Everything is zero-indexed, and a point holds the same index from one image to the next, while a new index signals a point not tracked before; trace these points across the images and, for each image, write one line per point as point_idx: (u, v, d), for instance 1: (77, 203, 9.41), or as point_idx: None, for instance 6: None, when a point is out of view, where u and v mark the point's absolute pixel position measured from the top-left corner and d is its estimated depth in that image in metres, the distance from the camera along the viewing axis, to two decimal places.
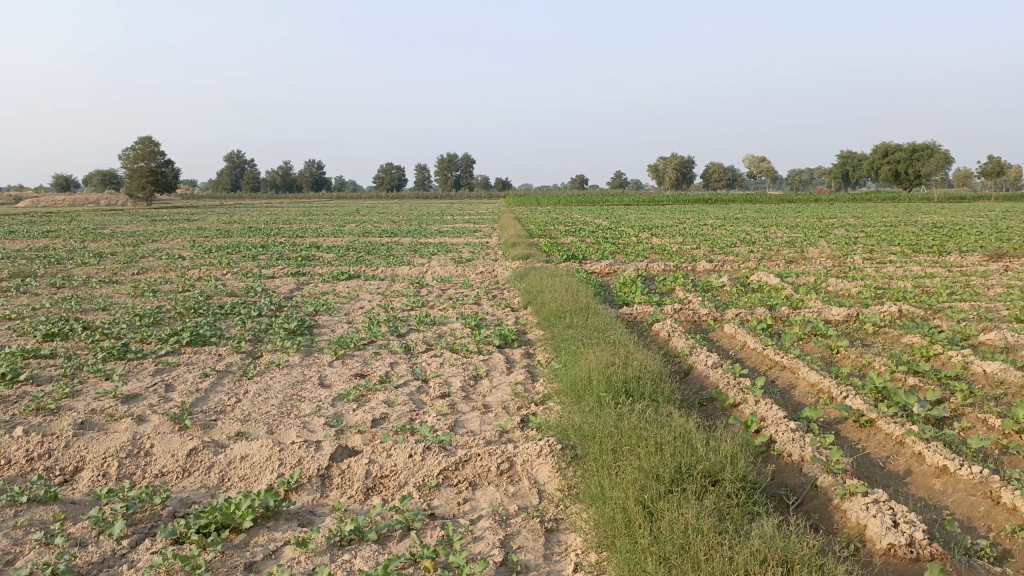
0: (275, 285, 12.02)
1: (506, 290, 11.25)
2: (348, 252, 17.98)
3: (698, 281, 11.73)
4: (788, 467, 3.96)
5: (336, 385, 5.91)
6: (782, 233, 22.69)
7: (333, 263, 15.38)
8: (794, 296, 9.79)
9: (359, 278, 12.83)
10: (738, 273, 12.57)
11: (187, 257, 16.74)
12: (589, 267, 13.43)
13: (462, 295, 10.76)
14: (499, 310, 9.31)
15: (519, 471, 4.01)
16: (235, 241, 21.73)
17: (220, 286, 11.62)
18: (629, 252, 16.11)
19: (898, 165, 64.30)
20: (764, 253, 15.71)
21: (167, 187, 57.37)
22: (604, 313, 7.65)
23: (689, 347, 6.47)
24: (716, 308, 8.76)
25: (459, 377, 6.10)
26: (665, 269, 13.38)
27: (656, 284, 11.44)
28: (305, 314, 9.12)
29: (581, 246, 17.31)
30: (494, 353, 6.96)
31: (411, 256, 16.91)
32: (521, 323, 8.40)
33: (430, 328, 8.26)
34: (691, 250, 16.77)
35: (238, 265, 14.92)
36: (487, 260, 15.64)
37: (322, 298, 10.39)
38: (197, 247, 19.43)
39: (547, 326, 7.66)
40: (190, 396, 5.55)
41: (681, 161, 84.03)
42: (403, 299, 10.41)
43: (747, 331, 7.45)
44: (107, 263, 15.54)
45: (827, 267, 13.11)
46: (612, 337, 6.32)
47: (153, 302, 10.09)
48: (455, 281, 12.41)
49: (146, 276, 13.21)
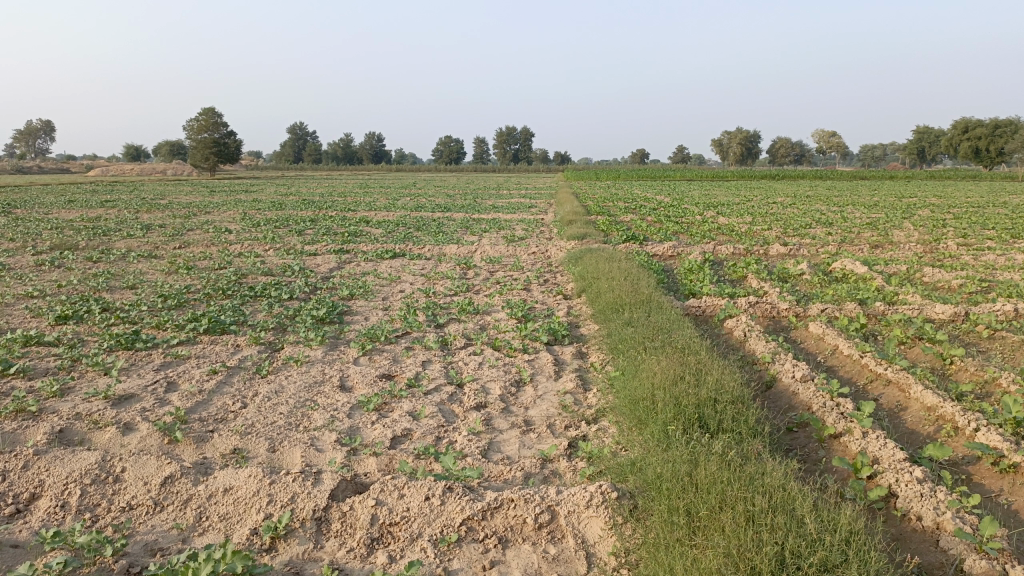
0: (315, 262, 11.35)
1: (559, 274, 10.36)
2: (398, 228, 17.30)
3: (773, 268, 10.61)
4: (916, 536, 3.01)
5: (357, 390, 5.12)
6: (859, 213, 21.12)
7: (380, 240, 14.67)
8: (885, 288, 8.65)
9: (405, 257, 12.07)
10: (817, 259, 11.39)
11: (233, 231, 16.23)
12: (651, 249, 12.42)
13: (512, 279, 9.89)
14: (551, 299, 8.43)
15: (562, 526, 3.15)
16: (286, 215, 21.26)
17: (257, 263, 11.00)
18: (695, 233, 14.97)
19: (981, 141, 60.68)
20: (844, 236, 14.40)
21: (229, 158, 57.79)
22: (669, 308, 6.68)
23: (771, 354, 5.50)
24: (797, 302, 7.71)
25: (500, 383, 5.25)
26: (734, 252, 12.29)
27: (726, 270, 10.37)
28: (339, 298, 8.39)
29: (642, 225, 16.23)
30: (542, 352, 6.08)
31: (463, 232, 16.13)
32: (574, 315, 7.51)
33: (473, 318, 7.42)
34: (761, 231, 15.58)
35: (282, 241, 14.34)
36: (541, 238, 14.75)
37: (361, 280, 9.66)
38: (247, 220, 19.01)
39: (604, 320, 6.74)
40: (189, 400, 4.84)
41: (747, 136, 81.15)
42: (447, 283, 9.61)
43: (837, 333, 6.42)
44: (152, 235, 15.15)
45: (918, 254, 11.84)
46: (680, 339, 5.38)
47: (184, 281, 9.50)
48: (505, 262, 11.56)
49: (186, 250, 12.72)
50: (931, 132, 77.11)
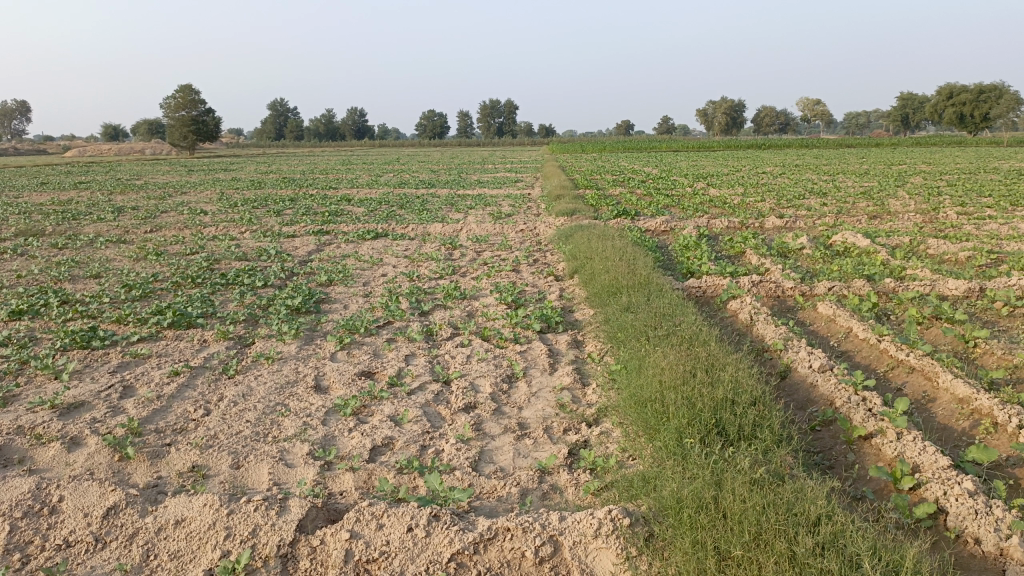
0: (293, 245, 10.81)
1: (549, 253, 9.89)
2: (380, 206, 16.74)
3: (772, 243, 10.17)
4: (977, 565, 2.60)
5: (334, 391, 4.65)
6: (852, 181, 20.73)
7: (362, 219, 14.12)
8: (892, 263, 8.24)
9: (387, 237, 11.55)
10: (817, 232, 10.98)
11: (208, 212, 15.61)
12: (642, 224, 11.96)
13: (500, 260, 9.41)
14: (541, 281, 7.98)
15: (567, 561, 2.72)
16: (265, 194, 20.61)
17: (232, 248, 10.44)
18: (688, 206, 14.50)
19: (966, 107, 60.40)
20: (840, 207, 13.98)
21: (208, 135, 56.59)
22: (669, 290, 6.23)
23: (783, 341, 5.08)
24: (801, 279, 7.29)
25: (491, 380, 4.80)
26: (729, 226, 11.85)
27: (723, 246, 9.93)
28: (316, 284, 7.89)
29: (632, 199, 15.76)
30: (536, 342, 5.63)
31: (447, 210, 15.60)
32: (567, 299, 7.05)
33: (460, 304, 6.96)
34: (754, 202, 15.16)
35: (260, 222, 13.77)
36: (528, 215, 14.25)
37: (340, 263, 9.15)
38: (224, 201, 18.36)
39: (600, 305, 6.29)
40: (146, 408, 4.36)
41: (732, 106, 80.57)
42: (432, 265, 9.12)
43: (850, 314, 6.01)
44: (124, 219, 14.53)
45: (919, 225, 11.45)
46: (686, 326, 4.94)
47: (152, 268, 8.95)
48: (492, 241, 11.07)
49: (158, 234, 12.13)
50: (916, 98, 76.77)
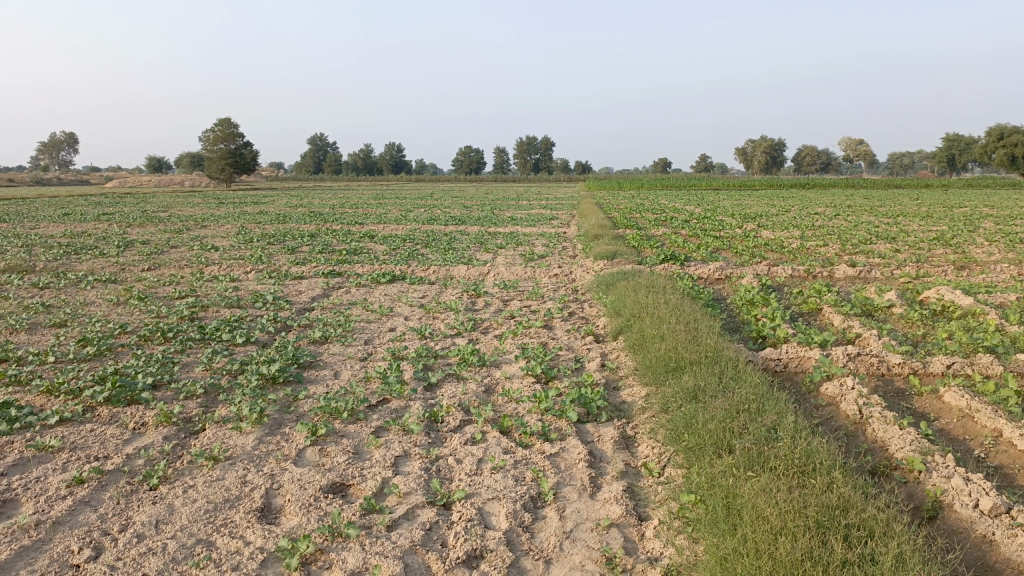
0: (297, 289, 9.56)
1: (588, 304, 8.53)
2: (404, 243, 15.55)
3: (849, 298, 8.68)
4: None
5: (286, 519, 3.29)
6: (915, 225, 19.08)
7: (381, 259, 12.90)
8: (1011, 329, 6.71)
9: (405, 281, 10.26)
10: (898, 284, 9.48)
11: (220, 248, 14.53)
12: (693, 271, 10.54)
13: (529, 313, 8.04)
14: (579, 343, 6.59)
15: None
16: (286, 229, 19.59)
17: (227, 291, 9.22)
18: (741, 250, 13.04)
19: (1018, 149, 58.03)
20: (915, 254, 12.41)
21: (245, 168, 56.60)
22: (747, 368, 4.81)
23: (923, 460, 3.61)
24: (906, 352, 5.80)
25: (508, 506, 3.40)
26: (793, 276, 10.39)
27: (793, 301, 8.46)
28: (308, 341, 6.59)
29: (678, 241, 14.35)
30: (571, 439, 4.22)
31: (475, 250, 14.35)
32: (611, 369, 5.65)
33: (478, 375, 5.58)
34: (815, 247, 13.66)
35: (270, 261, 12.61)
36: (563, 257, 12.91)
37: (343, 314, 7.85)
38: (240, 236, 17.32)
39: (658, 385, 4.87)
40: (12, 546, 3.04)
41: (772, 145, 79.10)
42: (450, 318, 7.79)
43: (992, 407, 4.51)
44: (127, 255, 13.48)
45: (1017, 278, 9.87)
46: (786, 433, 3.53)
47: (127, 316, 7.75)
48: (523, 288, 9.74)
49: (154, 274, 10.97)
50: (963, 138, 74.52)
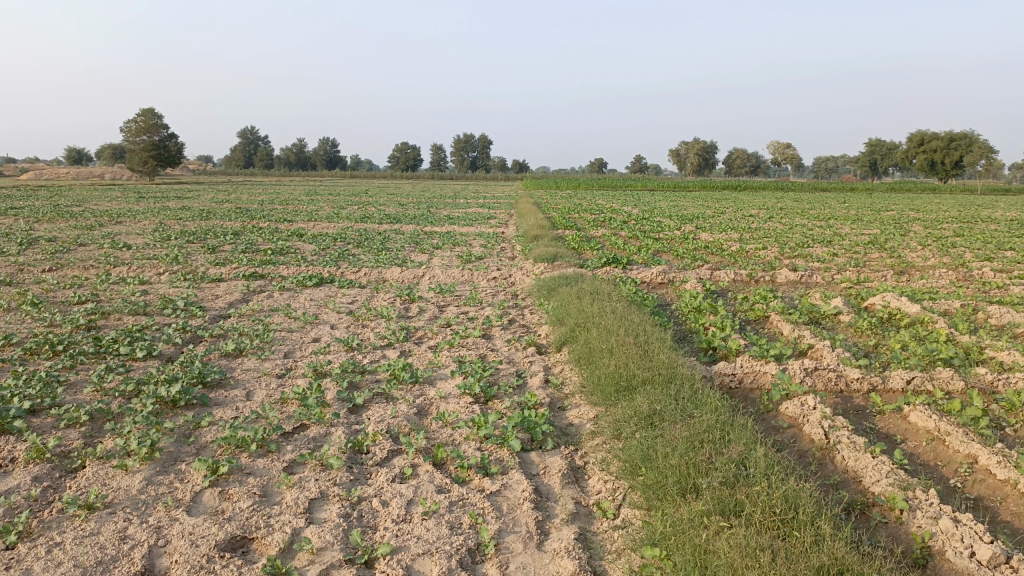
0: (214, 293, 8.82)
1: (528, 310, 8.06)
2: (334, 243, 14.82)
3: (795, 305, 8.44)
4: None
5: None
6: (848, 229, 19.33)
7: (309, 259, 12.18)
8: (962, 339, 6.52)
9: (333, 285, 9.61)
10: (841, 290, 9.32)
11: (134, 247, 13.55)
12: (635, 275, 10.20)
13: (466, 320, 7.53)
14: (520, 355, 6.10)
15: None
16: (209, 226, 18.56)
17: (135, 296, 8.42)
18: (682, 253, 12.79)
19: (936, 154, 60.26)
20: (853, 258, 12.39)
21: (170, 162, 54.43)
22: (704, 387, 4.41)
23: (905, 497, 3.25)
24: (864, 365, 5.50)
25: (442, 562, 2.88)
26: (737, 281, 10.15)
27: (739, 308, 8.16)
28: (220, 354, 5.93)
29: (618, 243, 14.02)
30: (514, 473, 3.73)
31: (410, 250, 13.75)
32: (555, 386, 5.18)
33: (410, 393, 5.04)
34: (755, 250, 13.53)
35: (188, 261, 11.75)
36: (501, 259, 12.43)
37: (263, 322, 7.19)
38: (158, 233, 16.29)
39: (608, 408, 4.42)
40: None
41: (705, 147, 80.38)
42: (381, 326, 7.21)
43: (962, 429, 4.21)
44: (28, 253, 12.41)
45: (956, 284, 9.83)
46: (758, 469, 3.13)
47: (14, 325, 6.91)
48: (459, 292, 9.22)
49: (55, 275, 10.03)
50: (884, 144, 77.11)
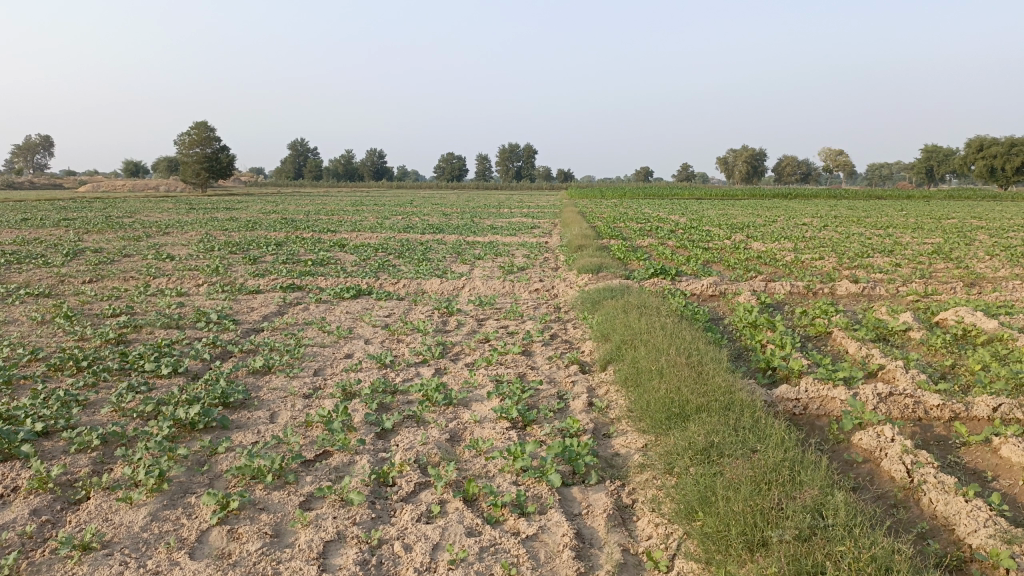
0: (250, 306, 8.62)
1: (571, 325, 7.66)
2: (376, 254, 14.63)
3: (859, 320, 7.87)
4: None
5: None
6: (909, 237, 18.48)
7: (349, 270, 11.97)
8: None
9: (371, 297, 9.34)
10: (908, 304, 8.70)
11: (176, 258, 13.54)
12: (685, 287, 9.72)
13: (506, 335, 7.16)
14: (562, 374, 5.71)
15: None
16: (253, 236, 18.58)
17: (169, 309, 8.25)
18: (734, 264, 12.24)
19: (997, 160, 58.03)
20: (918, 269, 11.71)
21: (220, 174, 55.40)
22: (765, 415, 3.96)
23: (1013, 555, 2.76)
24: (942, 390, 4.97)
25: None
26: (793, 293, 9.59)
27: (797, 323, 7.64)
28: (247, 372, 5.66)
29: (665, 253, 13.52)
30: (553, 513, 3.33)
31: (452, 261, 13.47)
32: (600, 410, 4.78)
33: (442, 417, 4.68)
34: (810, 260, 12.92)
35: (227, 272, 11.64)
36: (544, 270, 12.05)
37: (295, 336, 6.93)
38: (202, 244, 16.31)
39: (659, 437, 4.00)
40: None
41: (753, 155, 78.89)
42: (417, 341, 6.89)
43: None
44: (73, 264, 12.44)
45: None
46: (839, 520, 2.70)
47: (45, 338, 6.77)
48: (500, 305, 8.88)
49: (95, 287, 9.97)
50: (940, 150, 74.71)
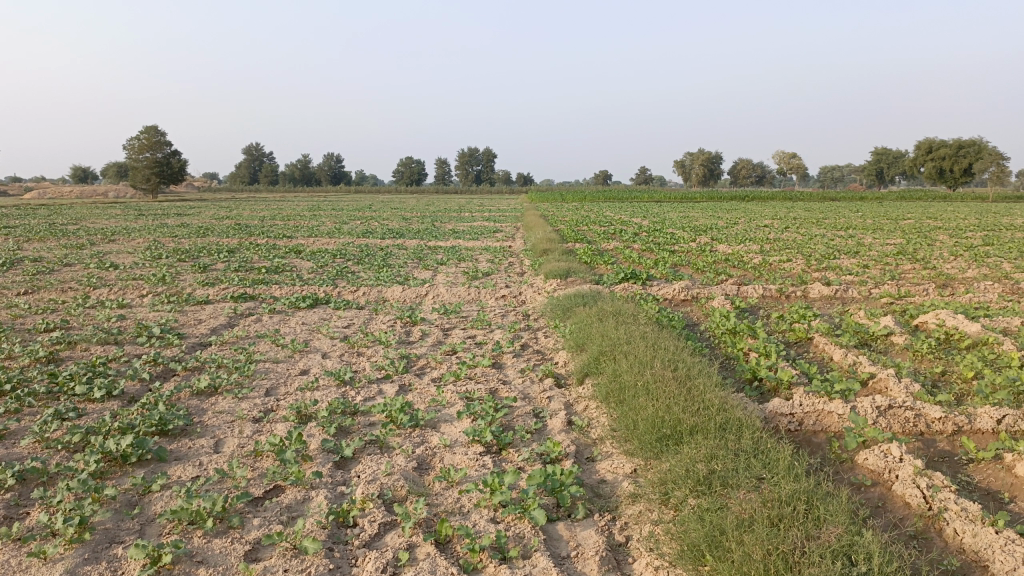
0: (198, 317, 8.06)
1: (542, 334, 7.27)
2: (333, 260, 14.08)
3: (838, 324, 7.62)
4: None
5: None
6: (871, 238, 18.51)
7: (306, 278, 11.43)
8: None
9: (329, 306, 8.84)
10: (884, 306, 8.49)
11: (122, 267, 12.83)
12: (656, 291, 9.40)
13: (473, 346, 6.73)
14: (536, 389, 5.31)
15: None
16: (204, 243, 17.83)
17: (109, 322, 7.65)
18: (703, 267, 11.98)
19: (945, 162, 59.30)
20: (887, 270, 11.58)
21: (173, 178, 53.98)
22: (766, 436, 3.61)
23: None
24: (940, 401, 4.68)
25: None
26: (766, 297, 9.34)
27: (776, 327, 7.36)
28: (191, 393, 5.15)
29: (633, 256, 13.23)
30: (539, 557, 2.92)
31: (413, 266, 13.00)
32: (580, 430, 4.39)
33: (408, 442, 4.24)
34: (779, 263, 12.74)
35: (175, 281, 11.01)
36: (510, 275, 11.64)
37: (247, 351, 6.42)
38: (150, 251, 15.57)
39: (650, 463, 3.63)
40: None
41: (710, 158, 79.61)
42: (379, 354, 6.43)
43: None
44: (8, 274, 11.68)
45: (1008, 298, 8.98)
46: (874, 566, 2.37)
47: None
48: (465, 313, 8.45)
49: (29, 299, 9.28)
50: (890, 154, 76.44)
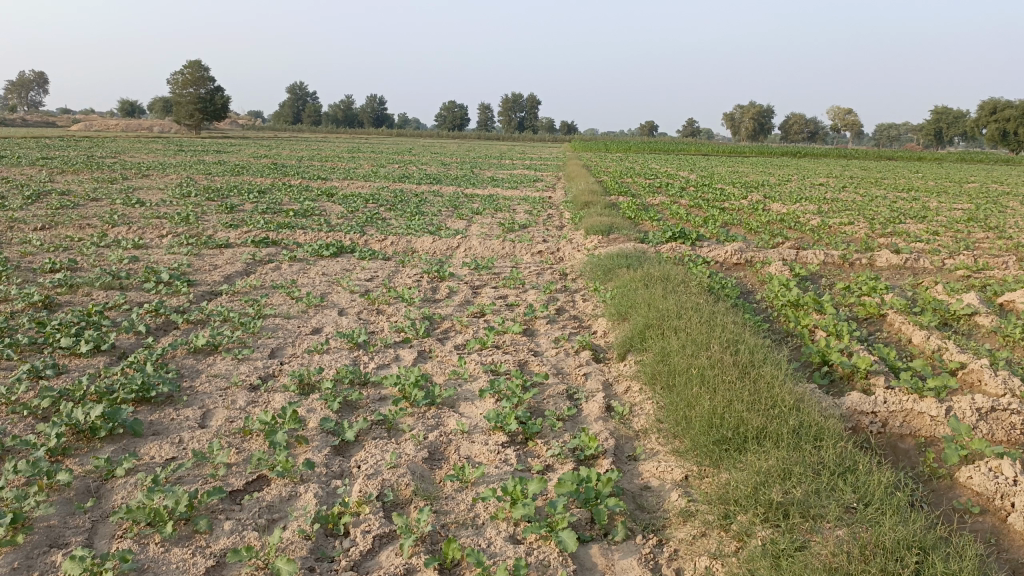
0: (214, 262, 7.55)
1: (579, 296, 6.62)
2: (366, 204, 13.50)
3: (912, 299, 6.82)
4: None
5: None
6: (936, 202, 17.33)
7: (334, 223, 10.86)
8: None
9: (354, 256, 8.27)
10: (961, 280, 7.64)
11: (148, 204, 12.39)
12: (707, 253, 8.63)
13: (504, 308, 6.11)
14: (572, 363, 4.68)
15: None
16: (237, 182, 17.37)
17: (119, 264, 7.18)
18: (757, 227, 11.13)
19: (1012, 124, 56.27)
20: (960, 239, 10.62)
21: (216, 115, 53.71)
22: (850, 447, 2.95)
23: None
24: None
25: None
26: (828, 263, 8.53)
27: (842, 300, 6.60)
28: (187, 351, 4.62)
29: (680, 212, 12.40)
30: None
31: (448, 215, 12.35)
32: (621, 418, 3.76)
33: (421, 424, 3.66)
34: (839, 225, 11.82)
35: (199, 221, 10.53)
36: (549, 229, 10.93)
37: (258, 303, 5.89)
38: (181, 188, 15.15)
39: (705, 473, 3.01)
40: None
41: (762, 112, 76.87)
42: (400, 313, 5.85)
43: None
44: (33, 207, 11.30)
45: None
46: None
47: None
48: (498, 269, 7.83)
49: (45, 235, 8.86)
50: (952, 113, 72.97)
